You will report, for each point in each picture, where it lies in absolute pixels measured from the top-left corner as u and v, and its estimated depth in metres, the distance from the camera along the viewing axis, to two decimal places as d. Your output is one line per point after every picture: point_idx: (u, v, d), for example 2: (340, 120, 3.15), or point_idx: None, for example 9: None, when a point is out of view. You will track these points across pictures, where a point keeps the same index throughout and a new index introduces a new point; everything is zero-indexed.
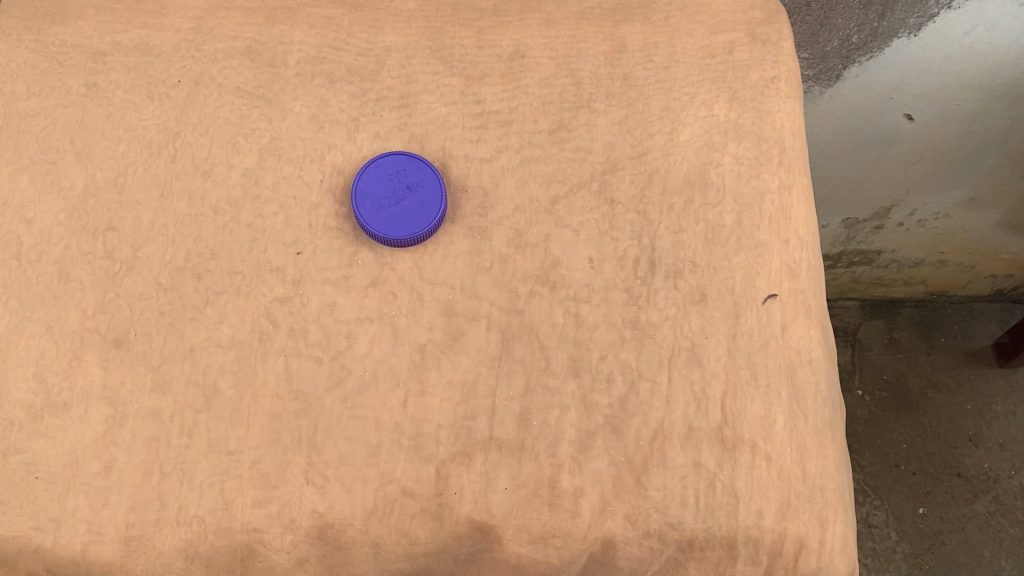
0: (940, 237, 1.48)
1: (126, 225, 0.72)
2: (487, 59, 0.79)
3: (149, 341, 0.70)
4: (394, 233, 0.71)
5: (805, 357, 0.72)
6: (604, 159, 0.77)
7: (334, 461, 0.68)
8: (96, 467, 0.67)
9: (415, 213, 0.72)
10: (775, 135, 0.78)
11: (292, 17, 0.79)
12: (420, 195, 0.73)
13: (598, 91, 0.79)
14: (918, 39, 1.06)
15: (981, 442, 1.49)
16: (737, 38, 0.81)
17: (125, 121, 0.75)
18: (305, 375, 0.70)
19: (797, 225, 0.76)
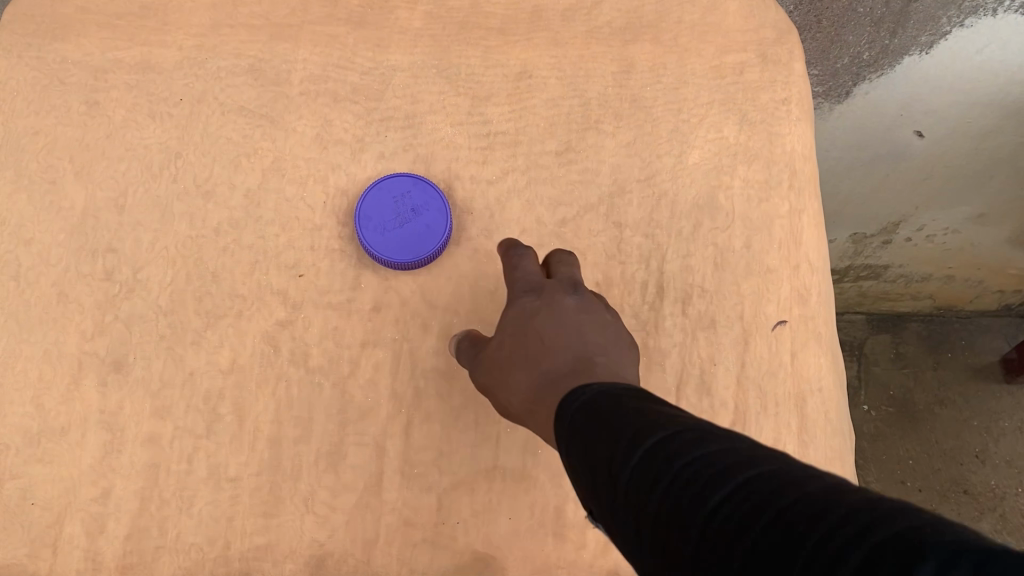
0: (948, 252, 1.45)
1: (127, 247, 0.71)
2: (493, 78, 0.78)
3: (148, 366, 0.69)
4: (399, 257, 0.70)
5: (814, 385, 0.71)
6: (611, 181, 0.76)
7: (334, 490, 0.67)
8: (93, 494, 0.66)
9: (420, 237, 0.71)
10: (785, 158, 0.77)
11: (296, 34, 0.77)
12: (425, 218, 0.71)
13: (606, 112, 0.78)
14: (929, 56, 1.04)
15: (988, 458, 1.48)
16: (747, 58, 0.80)
17: (126, 141, 0.74)
18: (305, 400, 0.69)
19: (808, 250, 0.75)
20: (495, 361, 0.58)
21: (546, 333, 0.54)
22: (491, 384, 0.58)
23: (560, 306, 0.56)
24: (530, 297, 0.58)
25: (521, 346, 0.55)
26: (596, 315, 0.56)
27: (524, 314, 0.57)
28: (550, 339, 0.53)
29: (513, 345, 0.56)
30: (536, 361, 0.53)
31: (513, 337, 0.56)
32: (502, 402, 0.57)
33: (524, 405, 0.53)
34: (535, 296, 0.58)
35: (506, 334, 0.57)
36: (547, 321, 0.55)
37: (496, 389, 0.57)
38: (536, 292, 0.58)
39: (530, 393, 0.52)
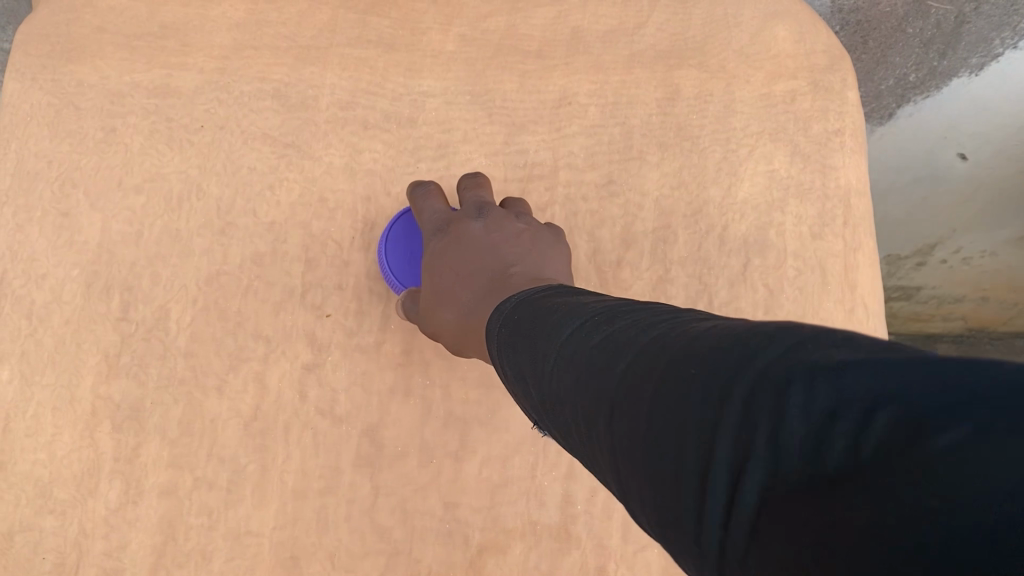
0: (983, 274, 1.41)
1: (144, 283, 0.67)
2: (531, 105, 0.74)
3: (165, 412, 0.65)
4: None
5: None
6: (656, 216, 0.72)
7: (363, 546, 0.63)
8: (108, 549, 0.62)
9: None
10: (839, 193, 0.73)
11: (323, 57, 0.74)
12: None
13: (650, 142, 0.74)
14: (979, 78, 0.99)
15: None
16: (798, 85, 0.76)
17: (144, 170, 0.70)
18: (332, 450, 0.65)
19: (865, 292, 0.71)
20: (426, 305, 0.61)
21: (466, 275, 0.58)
22: (431, 327, 0.61)
23: (469, 244, 0.59)
24: (442, 243, 0.61)
25: (448, 298, 0.58)
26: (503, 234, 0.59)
27: (441, 265, 0.60)
28: (466, 265, 0.59)
29: (441, 297, 0.59)
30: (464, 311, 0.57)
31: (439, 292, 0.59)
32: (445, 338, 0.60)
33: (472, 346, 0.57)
34: (446, 238, 0.61)
35: (431, 289, 0.60)
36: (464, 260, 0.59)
37: (434, 332, 0.61)
38: (447, 238, 0.61)
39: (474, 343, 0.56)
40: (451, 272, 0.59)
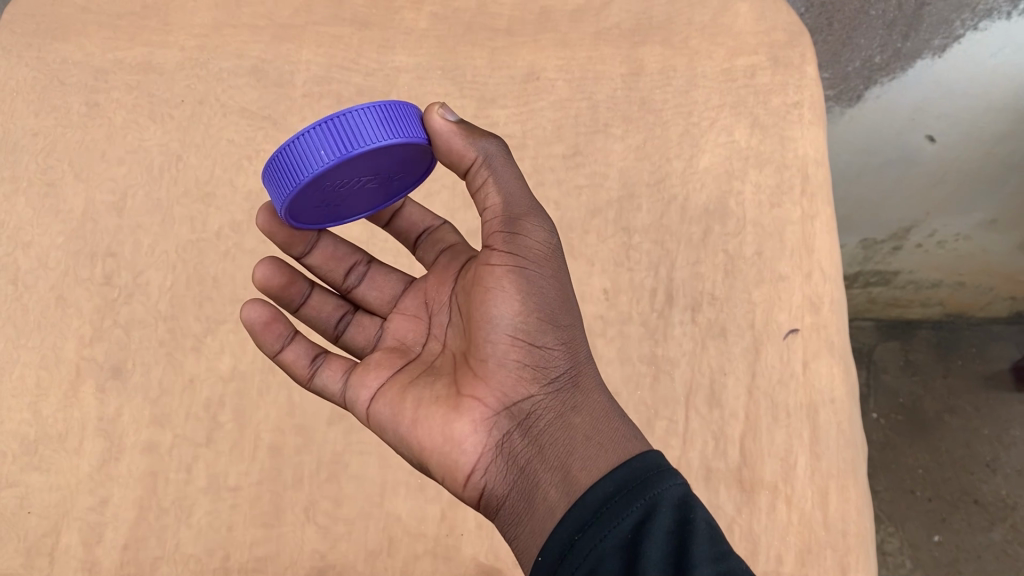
0: (959, 258, 1.42)
1: (126, 250, 0.71)
2: (500, 81, 0.78)
3: (147, 372, 0.68)
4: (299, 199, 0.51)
5: (826, 396, 0.68)
6: (620, 186, 0.75)
7: (338, 500, 0.65)
8: (91, 503, 0.64)
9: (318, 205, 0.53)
10: (798, 162, 0.75)
11: (300, 35, 0.78)
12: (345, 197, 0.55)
13: (614, 115, 0.77)
14: (942, 60, 1.03)
15: (999, 468, 1.42)
16: (758, 60, 0.79)
17: (126, 142, 0.74)
18: (308, 409, 0.68)
19: (821, 256, 0.72)
20: (552, 256, 0.52)
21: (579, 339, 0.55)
22: (535, 269, 0.51)
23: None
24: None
25: (572, 320, 0.53)
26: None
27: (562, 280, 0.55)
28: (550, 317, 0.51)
29: (567, 298, 0.53)
30: (582, 360, 0.52)
31: (565, 290, 0.53)
32: (534, 300, 0.50)
33: (555, 381, 0.50)
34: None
35: (560, 270, 0.53)
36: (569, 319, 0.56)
37: (526, 287, 0.50)
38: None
39: (568, 389, 0.50)
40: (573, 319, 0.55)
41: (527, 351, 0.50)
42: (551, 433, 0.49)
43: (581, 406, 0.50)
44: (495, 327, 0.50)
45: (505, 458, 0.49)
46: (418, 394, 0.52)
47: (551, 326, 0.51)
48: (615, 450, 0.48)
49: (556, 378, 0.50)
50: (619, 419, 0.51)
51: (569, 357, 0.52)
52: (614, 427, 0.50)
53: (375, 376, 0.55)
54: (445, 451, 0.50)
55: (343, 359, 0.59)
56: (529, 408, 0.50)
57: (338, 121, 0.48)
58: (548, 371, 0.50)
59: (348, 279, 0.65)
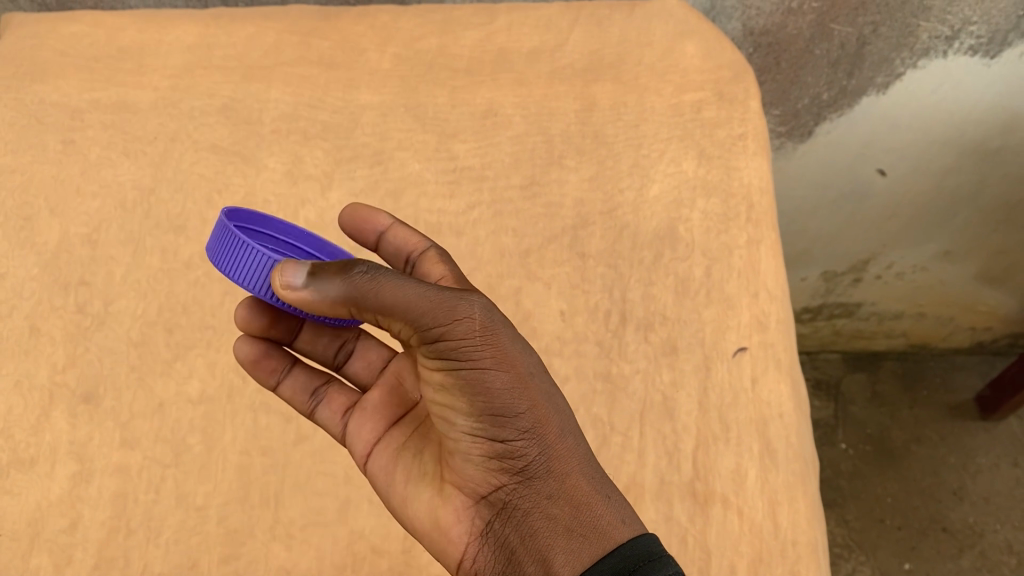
0: (918, 290, 1.46)
1: (99, 280, 0.74)
2: (459, 116, 0.82)
3: (119, 397, 0.70)
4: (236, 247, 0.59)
5: (774, 411, 0.71)
6: (574, 214, 0.79)
7: (301, 520, 0.67)
8: (61, 525, 0.65)
9: None
10: (742, 192, 0.79)
11: (269, 75, 0.82)
12: None
13: (569, 148, 0.81)
14: (886, 96, 1.08)
15: (966, 496, 1.45)
16: (704, 96, 0.83)
17: (100, 177, 0.78)
18: (272, 431, 0.70)
19: (766, 278, 0.76)
20: (483, 346, 0.49)
21: (553, 400, 0.52)
22: (464, 376, 0.49)
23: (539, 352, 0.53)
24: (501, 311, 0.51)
25: (532, 398, 0.50)
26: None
27: (516, 341, 0.51)
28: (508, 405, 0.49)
29: (516, 382, 0.50)
30: (553, 441, 0.51)
31: (511, 376, 0.49)
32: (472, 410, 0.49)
33: (525, 472, 0.50)
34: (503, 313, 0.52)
35: (501, 356, 0.49)
36: (541, 372, 0.52)
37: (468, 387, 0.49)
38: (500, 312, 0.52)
39: (537, 482, 0.50)
40: (540, 383, 0.51)
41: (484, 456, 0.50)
42: (528, 527, 0.50)
43: (558, 494, 0.50)
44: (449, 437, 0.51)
45: (488, 547, 0.52)
46: (408, 468, 0.57)
47: (502, 427, 0.50)
48: (595, 546, 0.49)
49: (523, 473, 0.51)
50: (607, 497, 0.51)
51: (534, 448, 0.50)
52: (594, 512, 0.50)
53: (371, 429, 0.61)
54: (436, 537, 0.54)
55: (343, 397, 0.64)
56: (505, 497, 0.51)
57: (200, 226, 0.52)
58: (511, 467, 0.50)
59: None
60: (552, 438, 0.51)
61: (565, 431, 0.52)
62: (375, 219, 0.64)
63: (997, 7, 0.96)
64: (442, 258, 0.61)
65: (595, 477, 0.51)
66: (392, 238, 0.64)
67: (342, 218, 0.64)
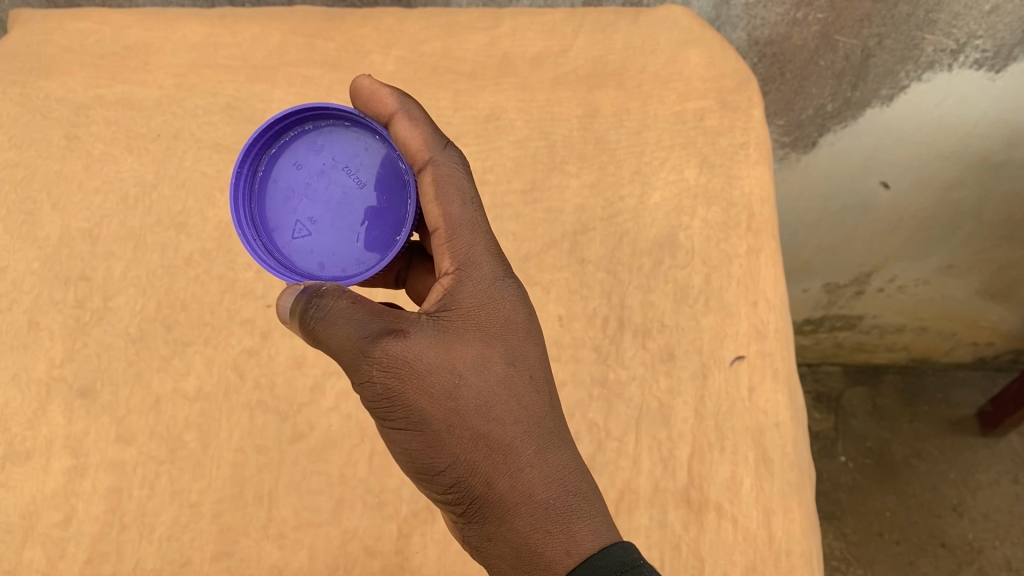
0: (920, 304, 1.45)
1: (99, 275, 0.74)
2: (462, 120, 0.82)
3: (115, 392, 0.70)
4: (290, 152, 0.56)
5: (771, 419, 0.71)
6: (575, 220, 0.79)
7: (293, 519, 0.67)
8: (56, 518, 0.66)
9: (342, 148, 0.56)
10: (744, 201, 0.79)
11: (273, 75, 0.82)
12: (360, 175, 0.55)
13: (570, 154, 0.81)
14: (890, 109, 1.08)
15: (965, 512, 1.44)
16: (707, 104, 0.83)
17: (103, 173, 0.78)
18: (267, 429, 0.70)
19: (766, 287, 0.75)
20: (398, 402, 0.49)
21: (485, 439, 0.49)
22: (394, 427, 0.50)
23: (486, 375, 0.50)
24: (430, 344, 0.50)
25: (460, 446, 0.50)
26: (532, 368, 0.52)
27: (439, 385, 0.50)
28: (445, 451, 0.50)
29: (437, 431, 0.50)
30: (486, 487, 0.49)
31: (430, 428, 0.50)
32: (409, 458, 0.51)
33: (469, 512, 0.51)
34: (436, 344, 0.50)
35: (419, 409, 0.50)
36: (477, 407, 0.50)
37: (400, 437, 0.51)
38: (436, 339, 0.50)
39: (477, 525, 0.50)
40: (468, 425, 0.49)
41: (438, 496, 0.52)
42: (485, 559, 0.51)
43: (496, 534, 0.49)
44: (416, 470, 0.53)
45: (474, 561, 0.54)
46: None
47: (437, 474, 0.50)
48: None
49: (467, 515, 0.51)
50: (545, 537, 0.48)
51: (467, 493, 0.50)
52: (529, 557, 0.48)
53: None
54: None
55: None
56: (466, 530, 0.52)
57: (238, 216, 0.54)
58: (456, 508, 0.51)
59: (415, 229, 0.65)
60: (485, 482, 0.49)
61: (503, 468, 0.49)
62: (383, 103, 0.57)
63: (1003, 23, 0.95)
64: (438, 182, 0.55)
65: (535, 514, 0.48)
66: (396, 130, 0.56)
67: (356, 90, 0.58)
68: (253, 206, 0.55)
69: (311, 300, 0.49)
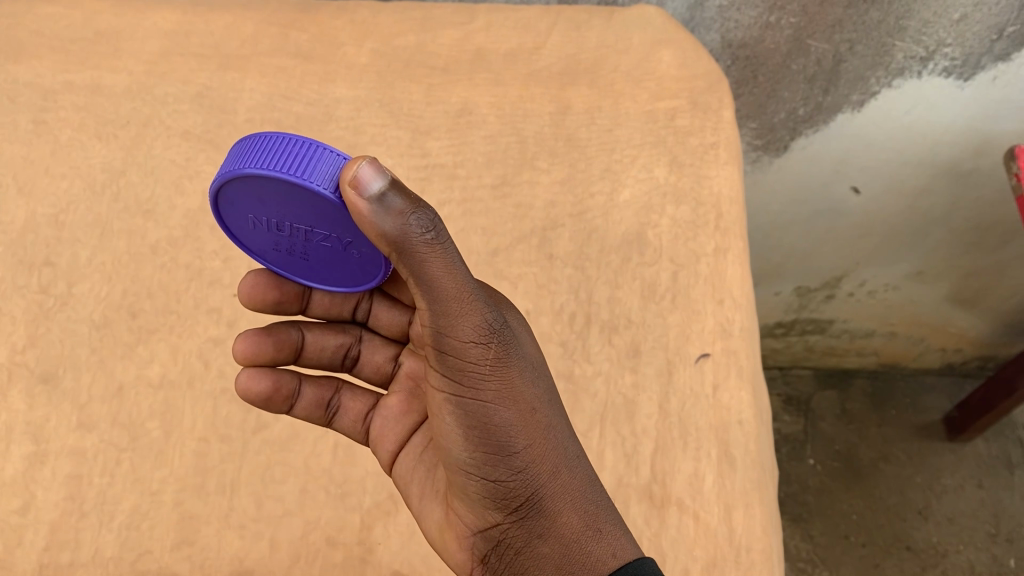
0: (890, 309, 1.47)
1: (64, 261, 0.74)
2: (434, 114, 0.82)
3: (77, 377, 0.70)
4: (238, 229, 0.55)
5: (734, 417, 0.71)
6: (544, 216, 0.79)
7: (254, 508, 0.66)
8: (13, 505, 0.65)
9: (288, 262, 0.58)
10: (712, 200, 0.80)
11: (245, 65, 0.82)
12: (311, 263, 0.57)
13: (542, 151, 0.82)
14: (861, 114, 1.09)
15: (931, 515, 1.46)
16: (679, 104, 0.84)
17: (70, 159, 0.78)
18: (231, 419, 0.69)
19: (732, 285, 0.76)
20: (493, 372, 0.47)
21: (553, 431, 0.50)
22: (471, 396, 0.47)
23: (542, 374, 0.52)
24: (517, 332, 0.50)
25: (532, 431, 0.49)
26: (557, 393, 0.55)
27: (526, 367, 0.49)
28: (521, 435, 0.48)
29: (519, 414, 0.48)
30: (549, 477, 0.49)
31: (517, 405, 0.48)
32: (482, 433, 0.48)
33: (522, 509, 0.49)
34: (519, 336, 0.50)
35: (508, 385, 0.48)
36: (547, 401, 0.51)
37: (472, 415, 0.48)
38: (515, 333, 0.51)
39: (530, 519, 0.49)
40: (544, 415, 0.50)
41: (489, 481, 0.49)
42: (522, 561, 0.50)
43: (547, 531, 0.49)
44: (454, 451, 0.49)
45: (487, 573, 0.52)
46: (422, 478, 0.58)
47: (505, 457, 0.48)
48: None
49: (518, 507, 0.49)
50: (596, 535, 0.50)
51: (530, 483, 0.49)
52: (580, 556, 0.49)
53: (391, 437, 0.61)
54: (443, 551, 0.54)
55: (359, 404, 0.64)
56: (500, 534, 0.50)
57: (247, 145, 0.48)
58: (511, 502, 0.49)
59: (357, 312, 0.66)
60: (551, 472, 0.50)
61: (563, 460, 0.50)
62: None
63: (971, 31, 0.97)
64: None
65: (590, 512, 0.50)
66: None
67: None
68: (244, 168, 0.48)
69: (439, 224, 0.43)
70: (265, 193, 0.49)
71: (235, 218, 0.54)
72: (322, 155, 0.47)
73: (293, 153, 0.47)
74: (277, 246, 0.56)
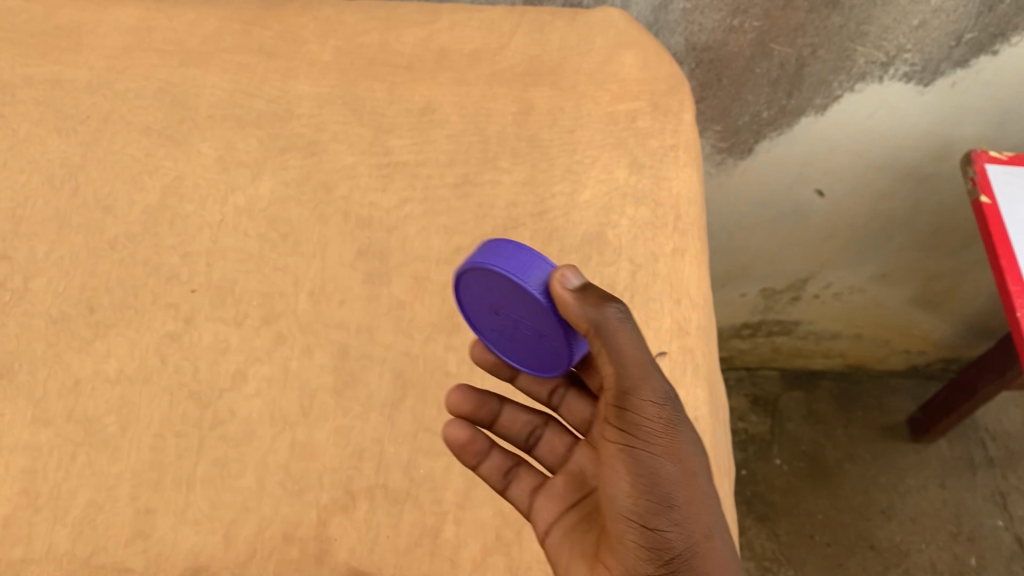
0: (855, 311, 1.50)
1: (21, 256, 0.74)
2: (397, 113, 0.82)
3: (33, 372, 0.70)
4: (471, 307, 0.65)
5: (690, 415, 0.72)
6: (505, 214, 0.79)
7: (210, 503, 0.66)
8: None
9: (495, 338, 0.66)
10: (671, 201, 0.80)
11: (207, 62, 0.83)
12: (515, 344, 0.65)
13: (504, 150, 0.82)
14: (824, 118, 1.11)
15: (894, 515, 1.49)
16: (640, 107, 0.85)
17: (29, 154, 0.78)
18: (187, 415, 0.69)
19: (689, 285, 0.77)
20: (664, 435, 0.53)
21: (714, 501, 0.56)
22: (647, 447, 0.53)
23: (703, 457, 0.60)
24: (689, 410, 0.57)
25: (691, 491, 0.55)
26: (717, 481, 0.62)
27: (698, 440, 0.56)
28: (681, 494, 0.54)
29: (692, 475, 0.55)
30: (702, 536, 0.54)
31: (691, 470, 0.54)
32: (650, 487, 0.53)
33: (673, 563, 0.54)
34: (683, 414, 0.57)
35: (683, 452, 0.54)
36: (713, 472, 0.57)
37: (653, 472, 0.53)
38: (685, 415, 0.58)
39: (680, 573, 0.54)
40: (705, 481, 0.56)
41: (640, 527, 0.54)
42: None
43: None
44: (621, 499, 0.54)
45: None
46: (573, 544, 0.61)
47: (665, 508, 0.53)
48: None
49: (669, 562, 0.54)
50: None
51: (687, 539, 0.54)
52: None
53: (551, 508, 0.64)
54: None
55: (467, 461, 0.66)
56: None
57: (490, 246, 0.59)
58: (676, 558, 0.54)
59: (552, 396, 0.71)
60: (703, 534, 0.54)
61: (706, 517, 0.55)
62: None
63: (930, 37, 0.99)
64: None
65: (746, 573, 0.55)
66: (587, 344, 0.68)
67: None
68: (482, 261, 0.58)
69: (627, 312, 0.53)
70: (497, 285, 0.59)
71: (470, 296, 0.63)
72: (537, 263, 0.57)
73: (519, 258, 0.57)
74: (495, 328, 0.65)
